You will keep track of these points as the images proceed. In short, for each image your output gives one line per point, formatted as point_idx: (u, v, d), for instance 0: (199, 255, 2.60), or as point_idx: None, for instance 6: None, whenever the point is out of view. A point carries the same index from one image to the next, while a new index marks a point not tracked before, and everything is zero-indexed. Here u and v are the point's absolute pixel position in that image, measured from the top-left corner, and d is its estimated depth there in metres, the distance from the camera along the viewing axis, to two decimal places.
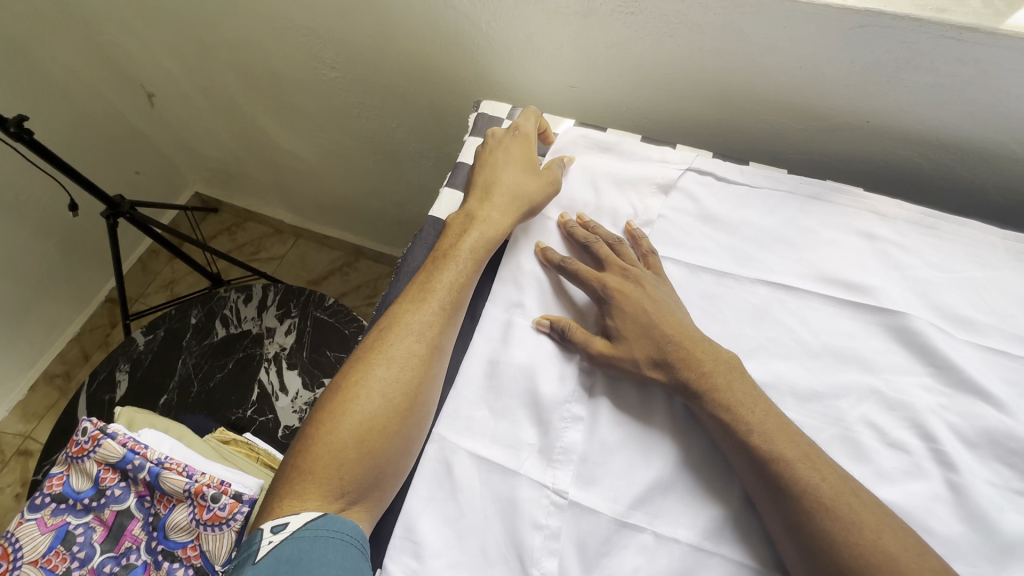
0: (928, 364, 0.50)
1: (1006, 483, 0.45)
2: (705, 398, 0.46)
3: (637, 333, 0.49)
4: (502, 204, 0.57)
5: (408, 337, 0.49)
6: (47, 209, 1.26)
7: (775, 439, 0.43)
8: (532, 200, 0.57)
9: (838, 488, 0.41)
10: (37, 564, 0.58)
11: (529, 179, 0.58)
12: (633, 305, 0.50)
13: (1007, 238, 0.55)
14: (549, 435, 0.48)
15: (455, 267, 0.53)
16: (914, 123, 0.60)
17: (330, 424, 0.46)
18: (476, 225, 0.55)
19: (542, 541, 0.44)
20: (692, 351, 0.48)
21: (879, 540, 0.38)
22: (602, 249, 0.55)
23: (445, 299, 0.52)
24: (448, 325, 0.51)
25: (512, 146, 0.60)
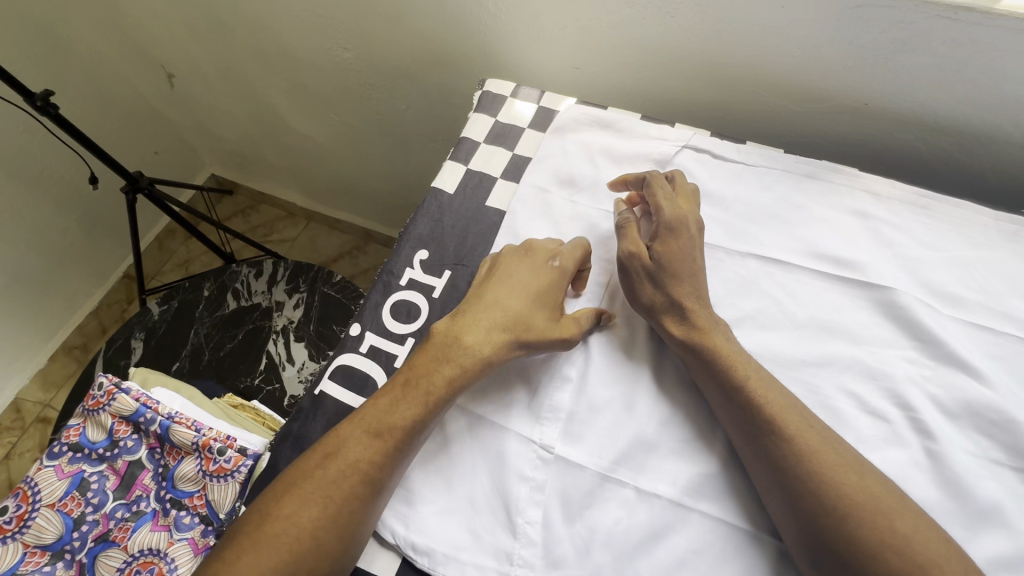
0: (912, 338, 0.51)
1: (985, 453, 0.46)
2: (700, 354, 0.48)
3: (672, 267, 0.51)
4: (495, 338, 0.49)
5: (354, 475, 0.44)
6: (69, 184, 1.30)
7: (761, 391, 0.45)
8: (530, 343, 0.49)
9: (824, 435, 0.43)
10: (54, 507, 0.61)
11: (537, 323, 0.50)
12: (685, 237, 0.52)
13: (999, 219, 0.56)
14: (539, 396, 0.50)
15: (424, 399, 0.47)
16: (911, 105, 0.60)
17: (248, 560, 0.40)
18: (461, 351, 0.48)
19: (527, 493, 0.46)
20: (696, 308, 0.50)
21: (863, 481, 0.41)
22: (682, 184, 0.56)
23: (403, 435, 0.46)
24: (400, 464, 0.46)
25: (542, 275, 0.51)
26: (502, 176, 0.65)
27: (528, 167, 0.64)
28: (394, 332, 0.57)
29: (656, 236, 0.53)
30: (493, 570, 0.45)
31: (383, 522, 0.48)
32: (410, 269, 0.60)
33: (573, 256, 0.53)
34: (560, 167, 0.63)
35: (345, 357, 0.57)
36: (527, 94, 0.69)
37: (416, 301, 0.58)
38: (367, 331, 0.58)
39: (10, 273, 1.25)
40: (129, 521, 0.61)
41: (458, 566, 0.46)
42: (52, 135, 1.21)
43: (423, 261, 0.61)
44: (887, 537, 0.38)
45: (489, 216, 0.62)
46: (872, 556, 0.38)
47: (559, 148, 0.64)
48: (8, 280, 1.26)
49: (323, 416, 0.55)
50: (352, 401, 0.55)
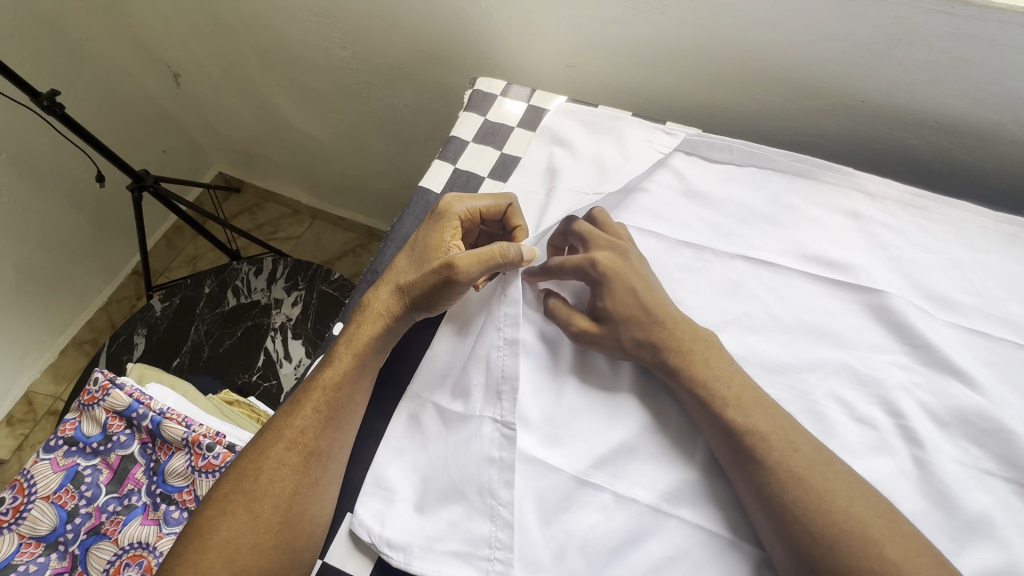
0: (904, 344, 0.49)
1: (974, 462, 0.45)
2: (689, 374, 0.46)
3: (620, 319, 0.49)
4: (382, 296, 0.54)
5: (279, 445, 0.49)
6: (78, 181, 1.32)
7: (750, 412, 0.44)
8: (413, 286, 0.53)
9: (812, 458, 0.42)
10: (49, 500, 0.62)
11: (417, 271, 0.53)
12: (623, 287, 0.50)
13: (999, 220, 0.54)
14: (491, 371, 0.48)
15: (333, 365, 0.52)
16: (912, 101, 0.58)
17: (197, 544, 0.45)
18: (355, 320, 0.54)
19: (498, 474, 0.46)
20: (675, 329, 0.48)
21: (852, 507, 0.39)
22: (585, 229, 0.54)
23: (319, 400, 0.51)
24: (326, 428, 0.50)
25: (427, 232, 0.56)
26: (488, 175, 0.64)
27: (515, 168, 0.63)
28: None
29: (594, 297, 0.51)
30: (471, 557, 0.45)
31: (359, 519, 0.48)
32: None
33: (455, 210, 0.56)
34: (546, 168, 0.62)
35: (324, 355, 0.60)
36: (517, 93, 0.69)
37: None
38: None
39: (22, 268, 1.28)
40: (120, 515, 0.62)
41: (435, 560, 0.46)
42: (59, 134, 1.23)
43: None
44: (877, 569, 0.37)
45: None
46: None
47: (546, 149, 0.63)
48: (19, 275, 1.28)
49: None
50: None
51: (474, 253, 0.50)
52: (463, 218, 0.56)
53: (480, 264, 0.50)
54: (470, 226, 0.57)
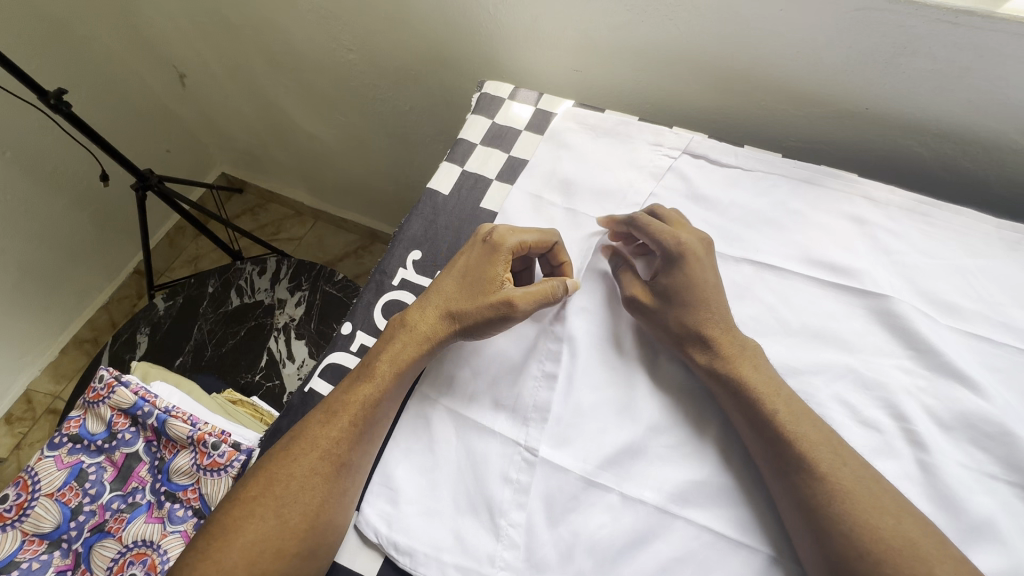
0: (909, 349, 0.50)
1: (978, 466, 0.45)
2: (735, 375, 0.47)
3: (685, 299, 0.50)
4: (428, 315, 0.52)
5: (313, 453, 0.47)
6: (81, 180, 1.33)
7: (798, 421, 0.44)
8: (461, 314, 0.51)
9: (859, 473, 0.42)
10: (53, 497, 0.63)
11: (470, 299, 0.52)
12: (699, 271, 0.51)
13: (1001, 227, 0.55)
14: (522, 396, 0.50)
15: (373, 379, 0.50)
16: (914, 109, 0.59)
17: (221, 540, 0.44)
18: (399, 334, 0.52)
19: (511, 495, 0.46)
20: (725, 336, 0.49)
21: (900, 525, 0.39)
22: (665, 211, 0.55)
23: (356, 413, 0.49)
24: (359, 441, 0.48)
25: (477, 256, 0.54)
26: (496, 177, 0.64)
27: (523, 171, 0.63)
28: None
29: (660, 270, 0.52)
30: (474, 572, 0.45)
31: (366, 519, 0.48)
32: (402, 270, 0.59)
33: (510, 237, 0.53)
34: (552, 175, 0.62)
35: (335, 355, 0.55)
36: (525, 96, 0.69)
37: (406, 300, 0.57)
38: (358, 330, 0.56)
39: (24, 267, 1.28)
40: (124, 512, 0.62)
41: (438, 565, 0.45)
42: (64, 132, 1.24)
43: (416, 261, 0.59)
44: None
45: (482, 217, 0.61)
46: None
47: (554, 153, 0.64)
48: (21, 273, 1.28)
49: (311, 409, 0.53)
50: None
51: (532, 290, 0.51)
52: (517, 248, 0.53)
53: (534, 301, 0.51)
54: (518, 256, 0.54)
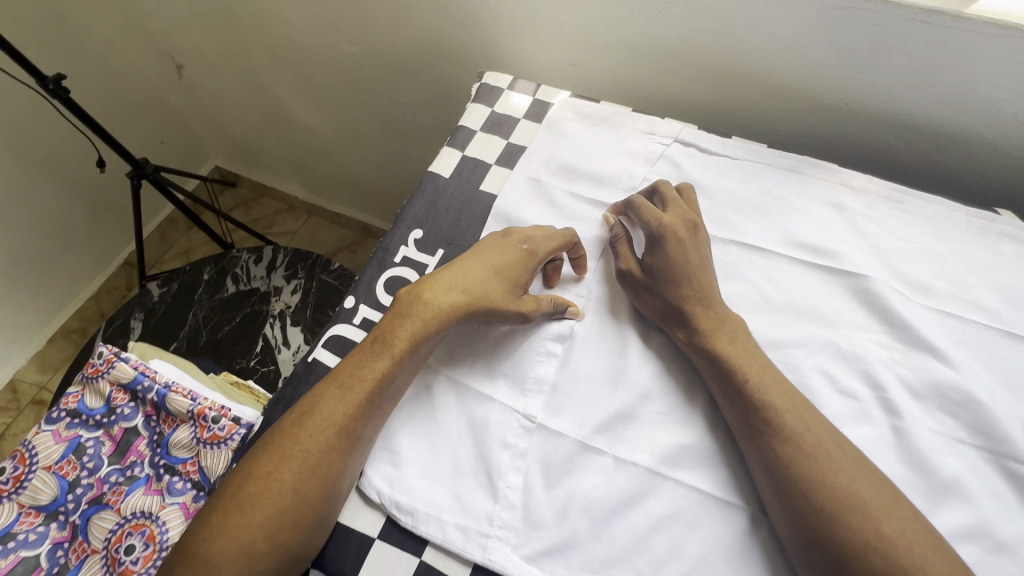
0: (884, 324, 0.53)
1: (948, 432, 0.48)
2: (711, 346, 0.49)
3: (668, 278, 0.52)
4: (451, 299, 0.52)
5: (330, 428, 0.47)
6: (76, 168, 1.33)
7: (768, 389, 0.46)
8: (487, 303, 0.52)
9: (821, 438, 0.44)
10: (50, 470, 0.63)
11: (496, 290, 0.52)
12: (677, 251, 0.53)
13: (970, 214, 0.58)
14: (523, 368, 0.52)
15: (388, 355, 0.50)
16: (890, 104, 0.63)
17: (235, 511, 0.44)
18: (419, 313, 0.51)
19: (509, 459, 0.48)
20: (703, 310, 0.51)
21: (853, 485, 0.41)
22: (670, 191, 0.57)
23: (371, 390, 0.48)
24: (373, 416, 0.49)
25: (505, 250, 0.55)
26: (496, 162, 0.66)
27: (522, 156, 0.65)
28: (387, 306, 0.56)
29: (648, 250, 0.54)
30: (471, 531, 0.46)
31: (367, 480, 0.49)
32: (405, 247, 0.60)
33: (545, 243, 0.55)
34: (550, 159, 0.64)
35: (338, 328, 0.56)
36: (524, 87, 0.71)
37: (407, 276, 0.58)
38: (361, 304, 0.57)
39: (14, 253, 1.28)
40: (122, 485, 0.63)
41: (439, 526, 0.46)
42: (62, 118, 1.25)
43: (417, 240, 0.60)
44: (872, 542, 0.39)
45: (482, 199, 0.63)
46: (856, 557, 0.39)
47: (551, 139, 0.66)
48: (11, 260, 1.28)
49: (315, 379, 0.54)
50: None
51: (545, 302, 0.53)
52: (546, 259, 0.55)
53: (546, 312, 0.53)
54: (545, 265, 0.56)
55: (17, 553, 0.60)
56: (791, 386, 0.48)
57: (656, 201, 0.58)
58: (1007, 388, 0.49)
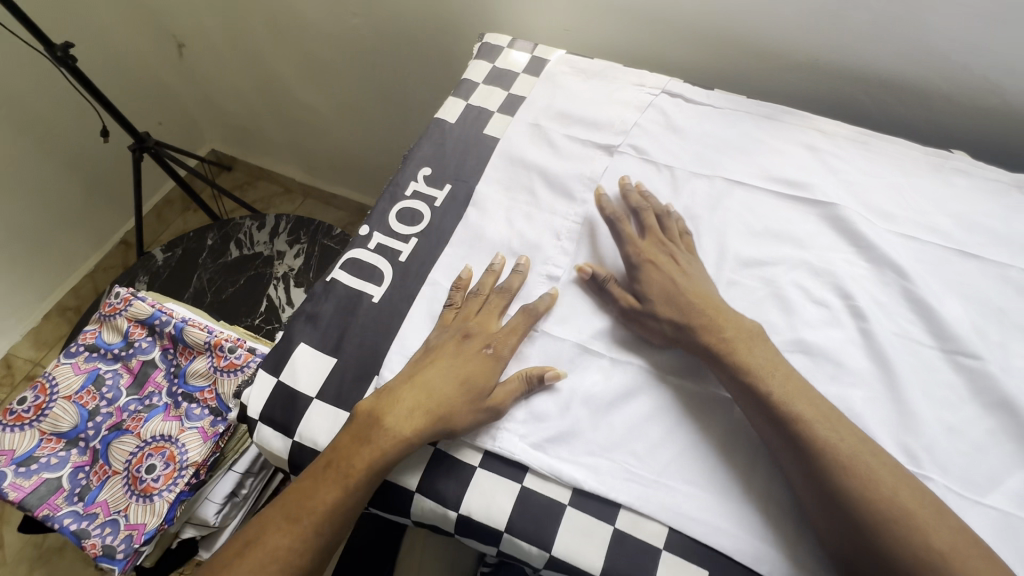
0: (852, 245, 0.58)
1: (908, 333, 0.53)
2: (728, 357, 0.49)
3: (659, 297, 0.53)
4: (415, 420, 0.48)
5: (271, 563, 0.45)
6: (78, 137, 1.34)
7: (793, 398, 0.47)
8: (451, 419, 0.48)
9: (855, 448, 0.44)
10: (70, 399, 0.66)
11: (462, 405, 0.48)
12: (660, 273, 0.55)
13: (927, 153, 0.65)
14: (527, 287, 0.57)
15: (342, 486, 0.46)
16: (857, 59, 0.69)
17: None
18: (380, 434, 0.47)
19: (514, 363, 0.52)
20: (716, 319, 0.51)
21: (897, 496, 0.42)
22: (650, 218, 0.59)
23: (321, 521, 0.46)
24: (319, 550, 0.46)
25: (470, 355, 0.51)
26: (498, 110, 0.70)
27: (522, 105, 0.70)
28: (399, 232, 0.60)
29: (634, 277, 0.55)
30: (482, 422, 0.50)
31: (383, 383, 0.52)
32: (414, 182, 0.64)
33: (508, 342, 0.52)
34: (548, 108, 0.70)
35: (354, 252, 0.59)
36: (523, 46, 0.76)
37: (418, 208, 0.62)
38: (375, 231, 0.60)
39: (12, 225, 1.29)
40: (141, 412, 0.65)
41: None
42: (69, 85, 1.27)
43: (426, 176, 0.65)
44: (923, 554, 0.40)
45: (487, 141, 0.67)
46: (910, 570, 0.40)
47: (549, 91, 0.71)
48: (8, 232, 1.28)
49: (334, 298, 0.56)
50: (360, 287, 0.57)
51: (516, 386, 0.50)
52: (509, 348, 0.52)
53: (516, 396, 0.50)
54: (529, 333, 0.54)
55: (40, 475, 0.62)
56: (812, 390, 0.48)
57: (637, 228, 0.60)
58: (958, 298, 0.55)
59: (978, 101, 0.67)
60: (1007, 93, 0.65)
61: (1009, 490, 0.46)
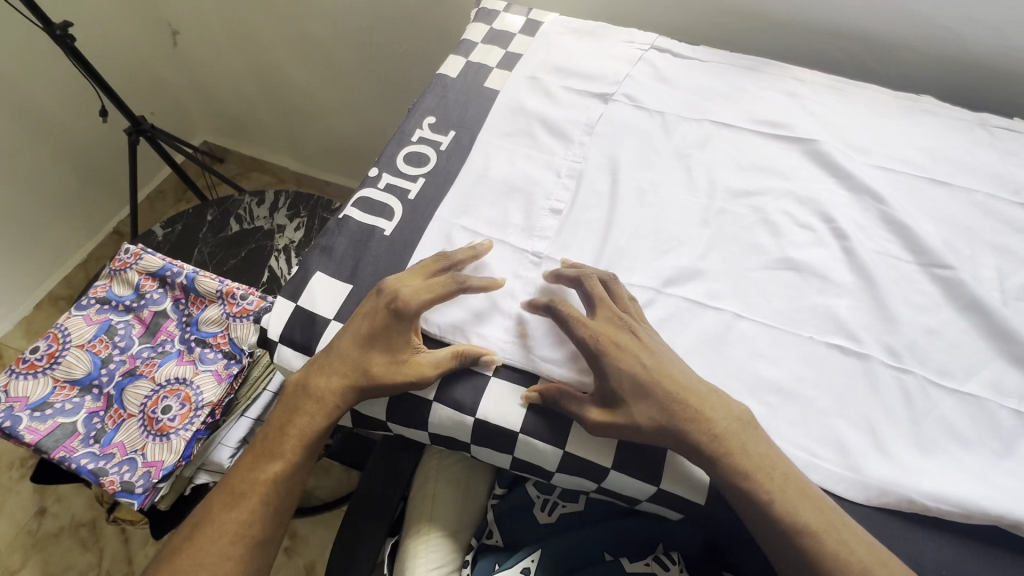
0: (833, 176, 0.62)
1: (886, 251, 0.57)
2: (722, 458, 0.46)
3: (633, 393, 0.48)
4: (334, 384, 0.51)
5: (225, 536, 0.49)
6: (75, 120, 1.33)
7: (797, 505, 0.45)
8: (369, 377, 0.50)
9: (865, 559, 0.43)
10: (84, 348, 0.67)
11: (377, 363, 0.51)
12: (629, 362, 0.48)
13: (897, 97, 0.69)
14: (532, 220, 0.60)
15: (280, 456, 0.52)
16: (831, 15, 0.75)
17: None
18: (306, 402, 0.52)
19: (521, 287, 0.56)
20: (703, 410, 0.47)
21: None
22: (595, 288, 0.52)
23: (266, 492, 0.51)
24: (270, 518, 0.51)
25: (377, 315, 0.51)
26: (496, 66, 0.74)
27: (520, 61, 0.74)
28: (407, 173, 0.63)
29: (602, 378, 0.49)
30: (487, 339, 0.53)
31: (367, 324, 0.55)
32: (420, 129, 0.67)
33: (420, 297, 0.51)
34: (544, 64, 0.73)
35: (364, 191, 0.62)
36: (517, 10, 0.79)
37: (424, 152, 0.65)
38: (384, 172, 0.63)
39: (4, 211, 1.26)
40: (155, 358, 0.67)
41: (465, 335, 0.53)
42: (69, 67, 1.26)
43: (430, 124, 0.68)
44: None
45: (487, 93, 0.71)
46: None
47: (544, 48, 0.75)
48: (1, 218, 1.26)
49: (347, 232, 0.59)
50: (371, 223, 0.60)
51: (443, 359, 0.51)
52: (422, 304, 0.51)
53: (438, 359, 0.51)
54: (446, 290, 0.52)
55: (54, 419, 0.63)
56: None
57: (585, 300, 0.53)
58: (931, 219, 0.59)
59: (942, 51, 0.73)
60: (967, 43, 0.71)
61: (984, 379, 0.50)
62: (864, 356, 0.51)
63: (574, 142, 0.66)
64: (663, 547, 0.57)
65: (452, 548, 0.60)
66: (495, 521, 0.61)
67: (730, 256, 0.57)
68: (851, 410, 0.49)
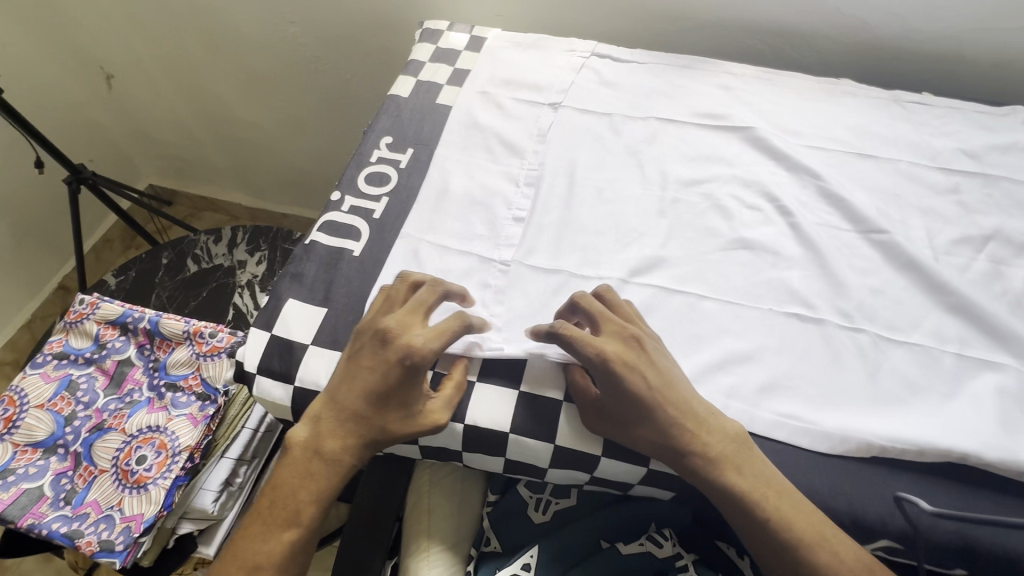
0: (772, 159, 0.67)
1: (827, 223, 0.62)
2: (717, 478, 0.47)
3: (637, 416, 0.48)
4: (350, 443, 0.50)
5: None
6: (8, 175, 1.26)
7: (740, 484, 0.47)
8: (387, 434, 0.50)
9: (806, 528, 0.46)
10: (44, 408, 0.64)
11: (392, 418, 0.49)
12: (636, 379, 0.48)
13: (820, 82, 0.75)
14: (497, 228, 0.61)
15: (293, 523, 0.50)
16: (752, 13, 0.80)
17: None
18: (320, 464, 0.50)
19: (491, 295, 0.57)
20: (699, 432, 0.48)
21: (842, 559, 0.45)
22: (592, 306, 0.52)
23: (282, 562, 0.50)
24: None
25: (389, 371, 0.48)
26: (446, 83, 0.76)
27: (468, 78, 0.76)
28: (370, 193, 0.64)
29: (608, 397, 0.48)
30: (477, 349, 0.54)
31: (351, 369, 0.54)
32: (377, 150, 0.68)
33: (433, 349, 0.47)
34: (492, 78, 0.76)
35: (328, 215, 0.62)
36: (460, 28, 0.82)
37: (384, 172, 0.66)
38: (346, 195, 0.64)
39: None
40: (123, 409, 0.64)
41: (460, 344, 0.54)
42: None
43: (388, 144, 0.69)
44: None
45: (440, 109, 0.72)
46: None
47: (490, 63, 0.77)
48: None
49: (316, 257, 0.59)
50: (339, 245, 0.60)
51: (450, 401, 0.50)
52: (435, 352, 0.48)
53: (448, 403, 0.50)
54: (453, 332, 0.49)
55: (18, 486, 0.59)
56: None
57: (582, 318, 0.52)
58: (863, 190, 0.64)
59: (854, 38, 0.79)
60: (876, 29, 0.78)
61: (928, 329, 0.55)
62: (820, 321, 0.55)
63: (529, 148, 0.68)
64: (655, 525, 0.59)
65: (453, 561, 0.60)
66: (491, 527, 0.61)
67: (688, 242, 0.61)
68: (812, 374, 0.53)
